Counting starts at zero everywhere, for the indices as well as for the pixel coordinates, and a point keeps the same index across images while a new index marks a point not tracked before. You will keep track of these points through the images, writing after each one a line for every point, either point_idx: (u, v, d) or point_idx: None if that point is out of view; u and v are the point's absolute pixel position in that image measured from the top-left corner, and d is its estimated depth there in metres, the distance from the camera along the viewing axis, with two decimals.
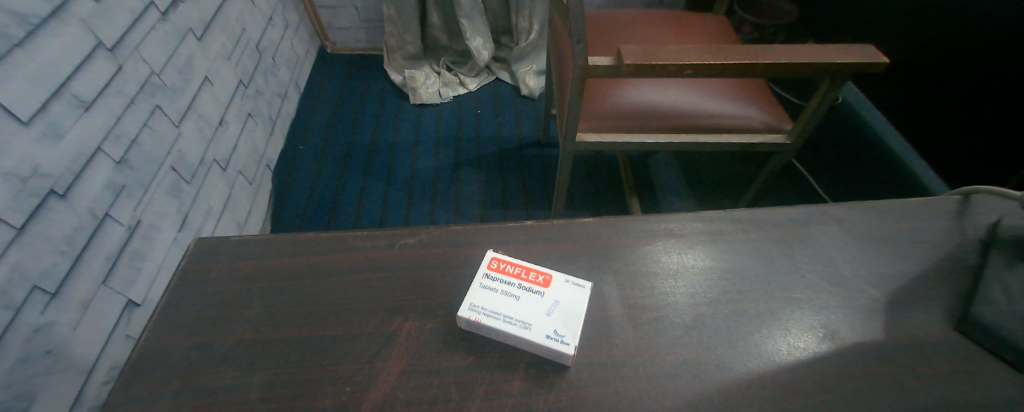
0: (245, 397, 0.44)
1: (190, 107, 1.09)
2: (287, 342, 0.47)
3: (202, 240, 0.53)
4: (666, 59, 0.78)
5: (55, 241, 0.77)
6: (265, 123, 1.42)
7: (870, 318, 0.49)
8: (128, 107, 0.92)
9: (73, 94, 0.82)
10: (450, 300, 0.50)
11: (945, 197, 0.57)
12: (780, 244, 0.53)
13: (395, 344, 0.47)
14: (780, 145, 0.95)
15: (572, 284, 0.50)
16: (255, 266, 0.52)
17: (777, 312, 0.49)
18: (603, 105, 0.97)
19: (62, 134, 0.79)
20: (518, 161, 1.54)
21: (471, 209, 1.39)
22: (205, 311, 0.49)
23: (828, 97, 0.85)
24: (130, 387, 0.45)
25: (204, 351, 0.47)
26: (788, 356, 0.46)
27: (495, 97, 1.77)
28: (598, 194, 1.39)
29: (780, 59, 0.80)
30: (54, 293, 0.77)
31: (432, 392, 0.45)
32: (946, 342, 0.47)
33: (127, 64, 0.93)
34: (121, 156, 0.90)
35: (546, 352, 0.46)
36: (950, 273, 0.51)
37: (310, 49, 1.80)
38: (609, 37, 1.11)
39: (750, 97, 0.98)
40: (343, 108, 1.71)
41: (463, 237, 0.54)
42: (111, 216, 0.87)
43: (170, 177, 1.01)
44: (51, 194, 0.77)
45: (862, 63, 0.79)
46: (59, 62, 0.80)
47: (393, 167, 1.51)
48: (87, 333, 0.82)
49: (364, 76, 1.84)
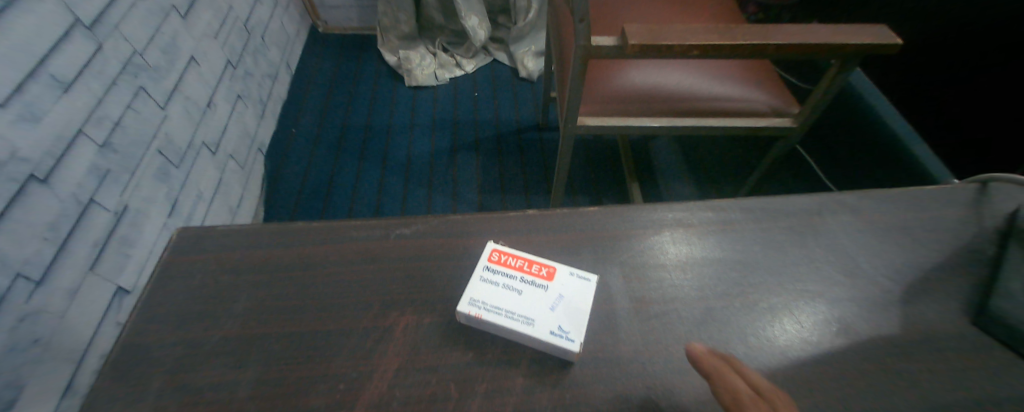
0: (233, 396, 0.42)
1: (177, 88, 1.05)
2: (277, 339, 0.45)
3: (184, 231, 0.50)
4: (672, 39, 0.75)
5: (38, 228, 0.74)
6: (256, 106, 1.38)
7: (885, 311, 0.47)
8: (110, 88, 0.88)
9: (51, 75, 0.78)
10: (450, 293, 0.47)
11: (963, 186, 0.54)
12: (794, 234, 0.51)
13: (391, 340, 0.45)
14: (786, 129, 0.93)
15: (577, 277, 0.47)
16: (243, 258, 0.49)
17: (789, 306, 0.47)
18: (604, 87, 0.94)
19: (41, 116, 0.76)
20: (515, 145, 1.50)
21: (469, 194, 1.36)
22: (189, 304, 0.46)
23: (838, 80, 0.82)
24: (111, 387, 0.42)
25: (190, 346, 0.44)
26: (801, 352, 0.45)
27: (492, 79, 1.73)
28: (599, 180, 1.36)
29: (789, 39, 0.76)
30: (40, 280, 0.74)
31: (430, 391, 0.43)
32: (965, 337, 0.45)
33: (107, 42, 0.88)
34: (105, 139, 0.86)
35: (550, 349, 0.44)
36: (967, 265, 0.49)
37: (300, 29, 1.74)
38: (611, 16, 1.07)
39: (755, 78, 0.95)
40: (335, 90, 1.66)
41: (462, 227, 0.51)
42: (95, 202, 0.84)
43: (158, 161, 0.98)
44: (31, 179, 0.74)
45: (876, 45, 0.76)
46: (34, 40, 0.76)
47: (389, 151, 1.47)
48: (76, 320, 0.79)
49: (357, 57, 1.79)
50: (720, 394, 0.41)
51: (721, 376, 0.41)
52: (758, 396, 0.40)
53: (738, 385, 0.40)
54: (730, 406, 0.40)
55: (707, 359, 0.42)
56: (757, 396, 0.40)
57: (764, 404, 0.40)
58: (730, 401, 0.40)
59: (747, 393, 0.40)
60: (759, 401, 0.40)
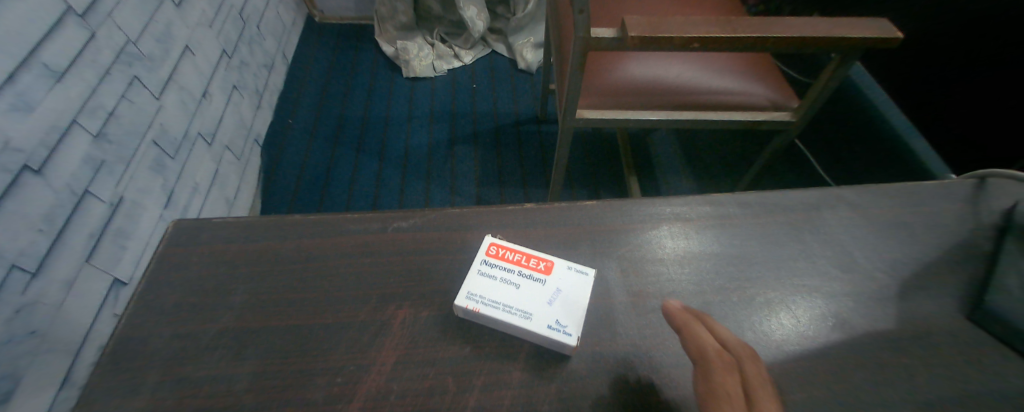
0: (230, 388, 0.42)
1: (171, 78, 1.04)
2: (274, 331, 0.45)
3: (180, 223, 0.50)
4: (672, 32, 0.74)
5: (34, 219, 0.74)
6: (252, 97, 1.37)
7: (881, 306, 0.47)
8: (103, 78, 0.87)
9: (43, 64, 0.77)
10: (448, 287, 0.47)
11: (961, 182, 0.54)
12: (792, 229, 0.51)
13: (388, 333, 0.45)
14: (786, 123, 0.93)
15: (574, 271, 0.47)
16: (240, 250, 0.49)
17: (785, 300, 0.47)
18: (604, 80, 0.93)
19: (34, 106, 0.75)
20: (514, 138, 1.50)
21: (468, 187, 1.36)
22: (186, 296, 0.46)
23: (838, 74, 0.81)
24: (108, 379, 0.42)
25: (187, 338, 0.44)
26: (797, 345, 0.45)
27: (490, 71, 1.72)
28: (597, 173, 1.36)
29: (789, 32, 0.75)
30: (35, 271, 0.74)
31: (427, 384, 0.43)
32: (960, 332, 0.46)
33: (100, 31, 0.87)
34: (100, 129, 0.85)
35: (548, 343, 0.44)
36: (963, 261, 0.49)
37: (296, 18, 1.72)
38: (611, 7, 1.06)
39: (756, 72, 0.95)
40: (332, 81, 1.65)
41: (460, 221, 0.51)
42: (91, 193, 0.83)
43: (154, 152, 0.97)
44: (25, 170, 0.73)
45: (877, 39, 0.75)
46: (25, 28, 0.75)
47: (387, 143, 1.47)
48: (73, 311, 0.79)
49: (354, 47, 1.78)
50: (688, 346, 0.42)
51: (690, 329, 0.43)
52: (723, 350, 0.42)
53: (705, 339, 0.42)
54: (695, 357, 0.42)
55: (679, 314, 0.43)
56: (723, 349, 0.42)
57: (728, 357, 0.41)
58: (695, 352, 0.42)
59: (712, 346, 0.42)
60: (724, 354, 0.41)
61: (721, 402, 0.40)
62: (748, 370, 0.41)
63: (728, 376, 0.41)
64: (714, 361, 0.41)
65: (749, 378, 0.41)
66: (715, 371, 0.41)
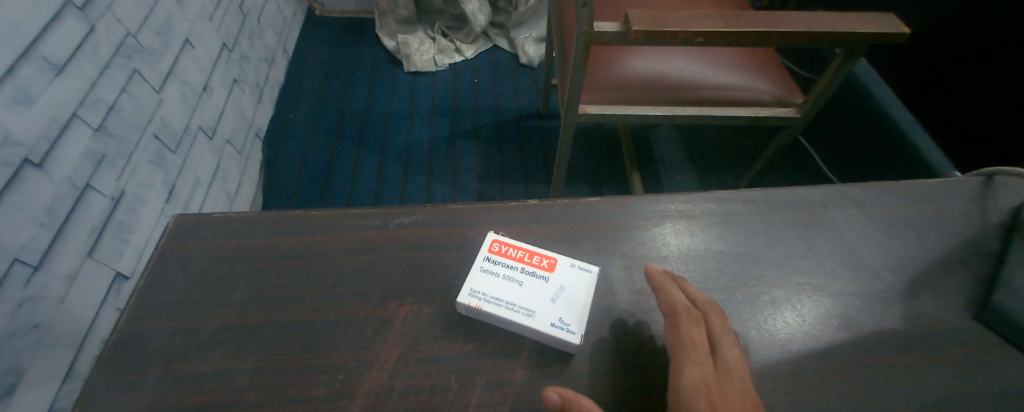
0: (232, 385, 0.42)
1: (171, 71, 1.03)
2: (276, 327, 0.45)
3: (181, 218, 0.50)
4: (677, 26, 0.73)
5: (35, 213, 0.74)
6: (252, 90, 1.36)
7: (887, 304, 0.47)
8: (102, 72, 0.86)
9: (43, 57, 0.76)
10: (451, 284, 0.47)
11: (968, 179, 0.54)
12: (798, 227, 0.50)
13: (390, 331, 0.44)
14: (790, 119, 0.92)
15: (577, 268, 0.47)
16: (241, 246, 0.48)
17: (789, 297, 0.47)
18: (608, 74, 0.92)
19: (35, 99, 0.75)
20: (515, 133, 1.49)
21: (469, 182, 1.36)
22: (187, 292, 0.46)
23: (843, 69, 0.80)
24: (108, 375, 0.42)
25: (188, 334, 0.44)
26: (799, 343, 0.45)
27: (492, 65, 1.71)
28: (598, 169, 1.36)
29: (795, 27, 0.75)
30: (37, 266, 0.73)
31: (430, 381, 0.43)
32: (966, 331, 0.45)
33: (100, 24, 0.87)
34: (100, 123, 0.85)
35: (551, 341, 0.44)
36: (970, 260, 0.49)
37: (296, 12, 1.71)
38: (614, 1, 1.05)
39: (760, 67, 0.94)
40: (333, 74, 1.64)
41: (462, 217, 0.51)
42: (92, 187, 0.83)
43: (155, 145, 0.97)
44: (26, 163, 0.73)
45: (884, 34, 0.74)
46: (24, 21, 0.74)
47: (388, 137, 1.46)
48: (75, 305, 0.79)
49: (354, 41, 1.77)
50: (660, 303, 0.44)
51: (663, 288, 0.45)
52: (692, 306, 0.44)
53: (676, 297, 0.44)
54: (666, 312, 0.44)
55: (657, 275, 0.45)
56: (693, 306, 0.44)
57: (696, 312, 0.43)
58: (666, 308, 0.44)
59: (682, 302, 0.44)
60: (692, 309, 0.43)
61: (687, 349, 0.42)
62: (713, 322, 0.43)
63: (695, 327, 0.43)
64: (682, 313, 0.43)
65: (714, 328, 0.43)
66: (683, 322, 0.43)
